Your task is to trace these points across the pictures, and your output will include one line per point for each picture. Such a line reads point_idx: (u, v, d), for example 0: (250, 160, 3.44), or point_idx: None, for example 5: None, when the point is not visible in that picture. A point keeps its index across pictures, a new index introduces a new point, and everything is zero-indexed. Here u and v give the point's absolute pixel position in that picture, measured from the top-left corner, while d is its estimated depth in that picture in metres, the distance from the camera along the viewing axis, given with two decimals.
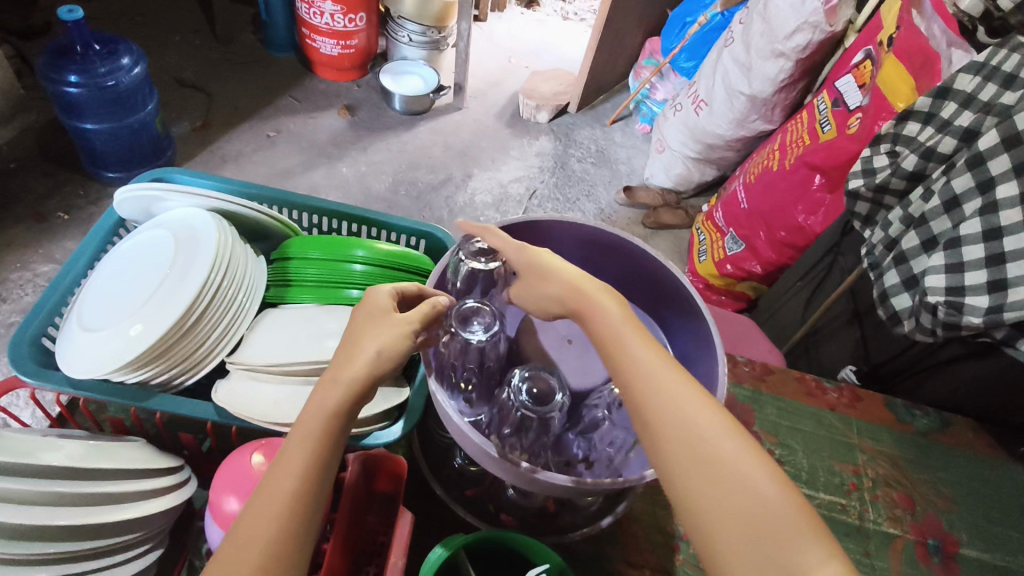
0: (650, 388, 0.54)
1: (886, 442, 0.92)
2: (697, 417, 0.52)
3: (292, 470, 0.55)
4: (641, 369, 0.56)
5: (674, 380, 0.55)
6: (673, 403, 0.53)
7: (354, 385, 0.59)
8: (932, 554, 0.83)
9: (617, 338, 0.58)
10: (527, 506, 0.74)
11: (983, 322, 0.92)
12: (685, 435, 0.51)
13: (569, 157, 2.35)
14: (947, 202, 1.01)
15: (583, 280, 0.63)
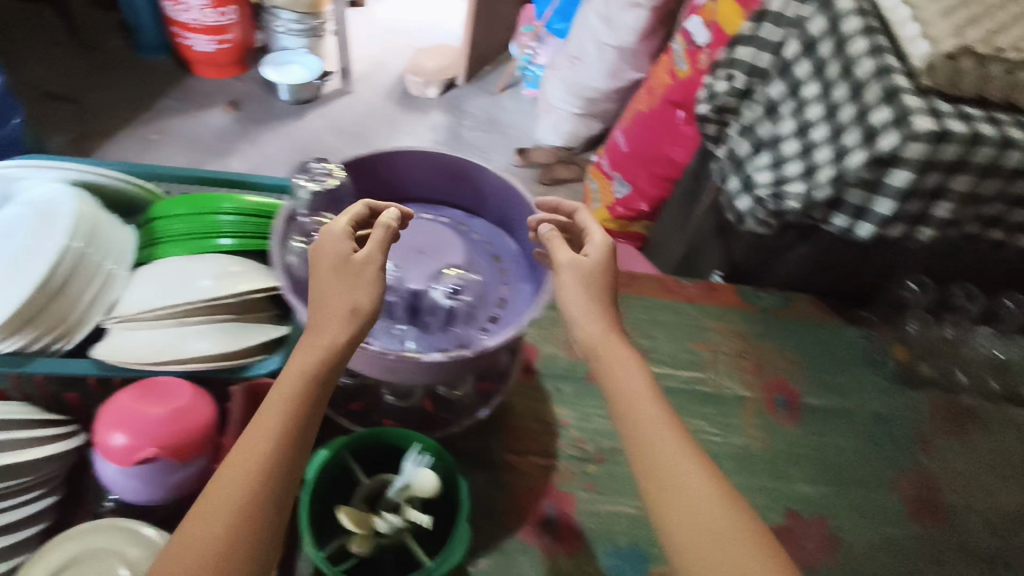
0: (659, 455, 0.59)
1: (736, 322, 1.08)
2: (710, 502, 0.57)
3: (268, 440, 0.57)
4: (658, 436, 0.60)
5: (682, 449, 0.60)
6: (676, 475, 0.58)
7: (331, 356, 0.61)
8: (780, 407, 0.98)
9: (629, 400, 0.63)
10: (406, 408, 0.87)
11: (801, 204, 1.05)
12: (686, 507, 0.57)
13: (461, 127, 2.45)
14: (768, 109, 1.15)
15: (609, 333, 0.67)
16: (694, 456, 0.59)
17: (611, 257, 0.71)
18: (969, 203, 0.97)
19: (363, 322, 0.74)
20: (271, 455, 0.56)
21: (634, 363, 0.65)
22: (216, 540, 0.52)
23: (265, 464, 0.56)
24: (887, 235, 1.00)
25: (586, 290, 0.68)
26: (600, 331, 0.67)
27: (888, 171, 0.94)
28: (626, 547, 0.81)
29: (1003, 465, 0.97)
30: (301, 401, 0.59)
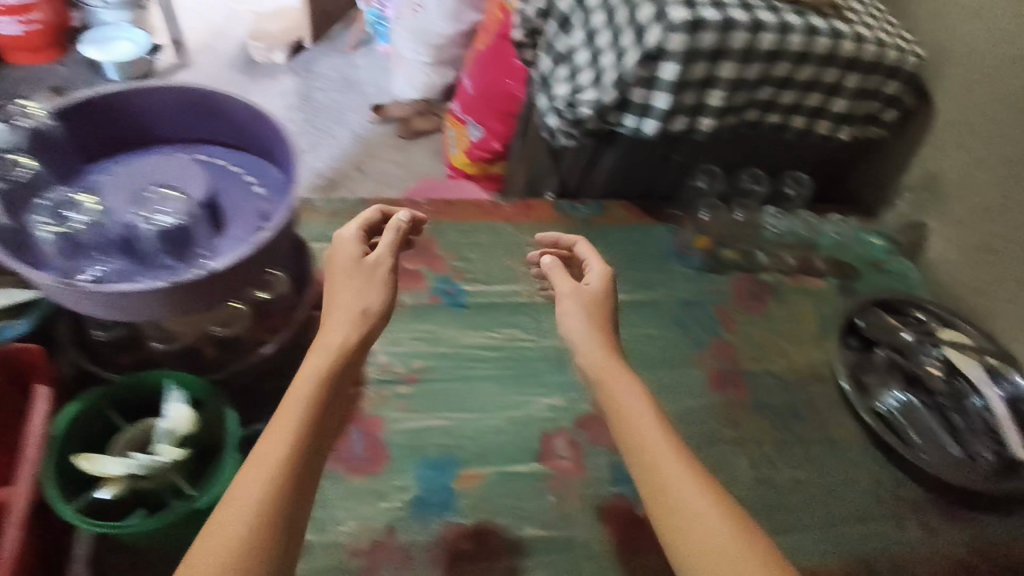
0: (659, 462, 0.60)
1: (552, 234, 1.11)
2: (705, 507, 0.57)
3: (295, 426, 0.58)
4: (649, 435, 0.62)
5: (673, 460, 0.60)
6: (677, 488, 0.58)
7: (344, 350, 0.64)
8: None
9: (639, 430, 0.63)
10: (176, 352, 0.79)
11: (593, 111, 1.06)
12: (672, 512, 0.58)
13: (313, 90, 2.36)
14: (562, 22, 1.15)
15: (611, 360, 0.68)
16: (679, 453, 0.61)
17: (608, 284, 0.76)
18: (741, 88, 1.02)
19: (63, 259, 0.71)
20: (302, 439, 0.57)
21: (635, 388, 0.66)
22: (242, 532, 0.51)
23: (293, 452, 0.56)
24: (672, 129, 1.03)
25: (589, 316, 0.72)
26: (603, 354, 0.69)
27: (658, 65, 0.98)
28: (434, 458, 0.82)
29: (797, 329, 1.07)
30: (336, 385, 0.62)
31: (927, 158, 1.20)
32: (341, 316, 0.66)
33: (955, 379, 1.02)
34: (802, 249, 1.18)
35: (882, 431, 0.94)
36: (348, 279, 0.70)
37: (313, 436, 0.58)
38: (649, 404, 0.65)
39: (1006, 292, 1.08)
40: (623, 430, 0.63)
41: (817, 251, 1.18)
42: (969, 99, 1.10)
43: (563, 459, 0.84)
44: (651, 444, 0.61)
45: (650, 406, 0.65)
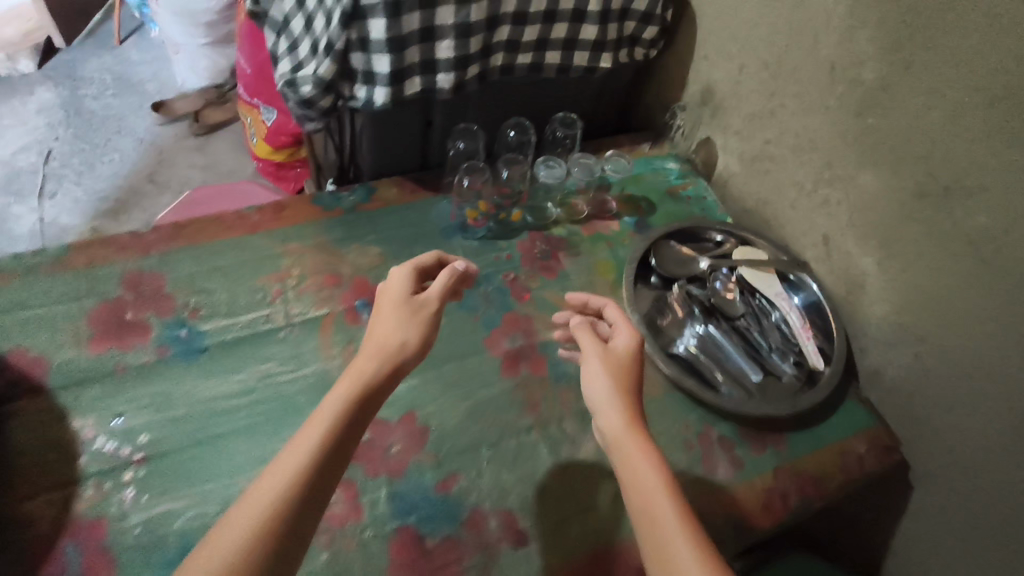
0: (647, 515, 0.56)
1: (311, 236, 0.97)
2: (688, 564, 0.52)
3: (303, 456, 0.56)
4: (641, 493, 0.57)
5: (668, 511, 0.56)
6: (668, 537, 0.54)
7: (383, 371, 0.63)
8: (361, 312, 0.91)
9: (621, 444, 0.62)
10: None
11: (315, 86, 0.91)
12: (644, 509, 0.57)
13: (81, 98, 1.98)
14: None
15: (631, 425, 0.63)
16: (672, 505, 0.56)
17: (634, 354, 0.70)
18: (474, 34, 0.90)
19: None
20: (294, 486, 0.54)
21: (642, 442, 0.61)
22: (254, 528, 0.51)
23: (290, 494, 0.53)
24: (407, 93, 0.92)
25: (606, 355, 0.69)
26: (623, 419, 0.63)
27: (366, 24, 0.84)
28: (176, 551, 0.69)
29: (595, 283, 1.01)
30: (338, 428, 0.58)
31: (698, 73, 1.16)
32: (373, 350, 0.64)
33: (749, 298, 1.01)
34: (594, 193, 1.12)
35: (680, 377, 0.91)
36: (382, 320, 0.68)
37: (303, 485, 0.54)
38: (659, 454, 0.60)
39: (788, 199, 1.06)
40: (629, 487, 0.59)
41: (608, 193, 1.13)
42: (718, 5, 1.07)
43: (335, 506, 0.74)
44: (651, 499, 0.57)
45: (649, 443, 0.61)
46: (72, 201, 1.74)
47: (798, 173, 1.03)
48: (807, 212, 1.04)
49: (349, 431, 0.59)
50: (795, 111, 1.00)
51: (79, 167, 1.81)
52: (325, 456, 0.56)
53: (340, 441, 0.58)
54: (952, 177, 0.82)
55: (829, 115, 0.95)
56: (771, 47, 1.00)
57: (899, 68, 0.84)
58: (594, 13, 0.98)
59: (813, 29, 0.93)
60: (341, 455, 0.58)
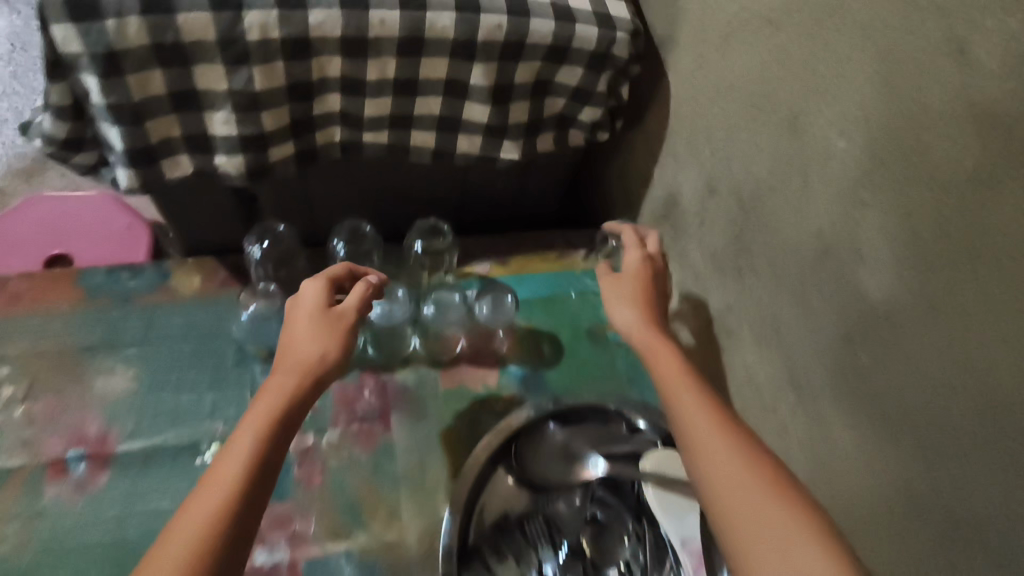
0: (695, 428, 0.50)
1: (49, 335, 0.72)
2: (745, 480, 0.45)
3: (279, 403, 0.51)
4: (687, 410, 0.51)
5: (701, 407, 0.51)
6: (702, 439, 0.49)
7: (346, 321, 0.59)
8: (71, 469, 0.66)
9: (662, 361, 0.56)
10: None
11: (47, 141, 0.61)
12: (692, 441, 0.49)
13: (33, 36, 1.77)
14: None
15: (650, 332, 0.59)
16: (704, 413, 0.50)
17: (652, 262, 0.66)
18: (266, 105, 0.58)
19: None
20: (283, 408, 0.51)
21: (661, 342, 0.59)
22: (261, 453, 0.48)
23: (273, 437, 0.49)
24: (172, 176, 0.61)
25: (638, 284, 0.64)
26: (642, 323, 0.61)
27: (81, 77, 0.54)
28: None
29: (426, 467, 0.72)
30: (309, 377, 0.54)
31: (662, 174, 0.80)
32: (291, 362, 0.54)
33: (646, 534, 0.69)
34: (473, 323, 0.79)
35: None
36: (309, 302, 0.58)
37: (282, 426, 0.50)
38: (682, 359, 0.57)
39: (739, 396, 0.72)
40: (666, 399, 0.53)
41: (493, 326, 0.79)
42: (693, 90, 0.71)
43: None
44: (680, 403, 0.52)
45: (671, 351, 0.58)
46: None
47: (757, 370, 0.68)
48: (757, 429, 0.69)
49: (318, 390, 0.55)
50: (767, 286, 0.65)
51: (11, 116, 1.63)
52: (302, 399, 0.53)
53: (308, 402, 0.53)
54: (968, 514, 0.46)
55: (806, 315, 0.60)
56: (749, 180, 0.65)
57: (921, 296, 0.48)
58: (482, 87, 0.64)
59: (805, 178, 0.57)
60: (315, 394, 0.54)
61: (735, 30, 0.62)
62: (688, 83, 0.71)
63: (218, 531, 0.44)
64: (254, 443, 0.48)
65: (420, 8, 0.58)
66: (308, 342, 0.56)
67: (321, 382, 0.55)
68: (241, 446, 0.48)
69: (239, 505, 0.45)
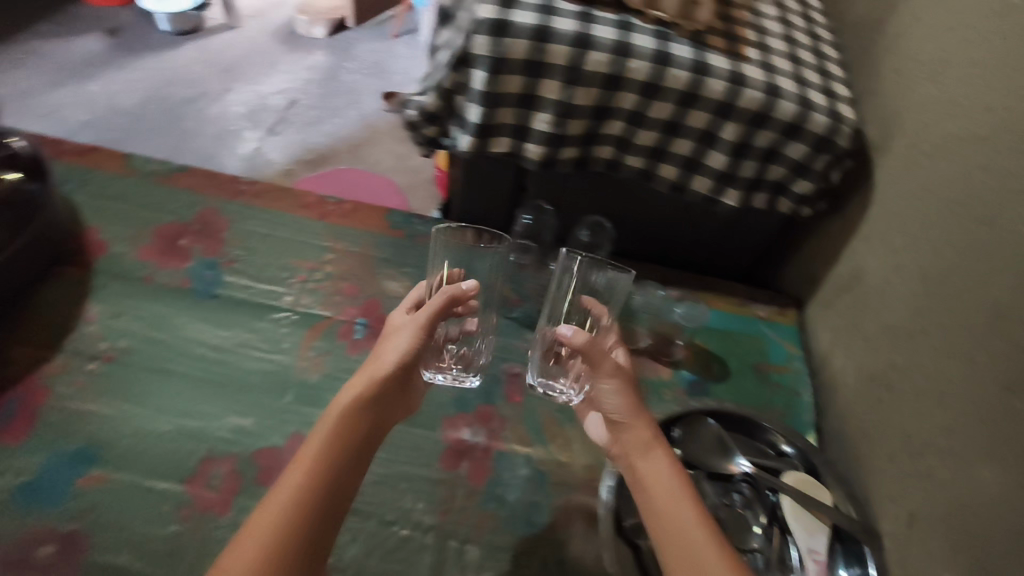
0: (659, 496, 0.60)
1: (362, 243, 1.00)
2: (703, 548, 0.56)
3: (339, 413, 0.61)
4: (659, 481, 0.61)
5: (677, 489, 0.61)
6: (677, 517, 0.59)
7: (417, 335, 0.69)
8: (356, 330, 0.90)
9: (655, 477, 0.62)
10: None
11: (419, 113, 0.93)
12: (662, 516, 0.59)
13: (342, 69, 2.32)
14: (444, 17, 1.04)
15: (638, 413, 0.66)
16: (670, 473, 0.62)
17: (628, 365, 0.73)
18: (576, 116, 0.84)
19: None
20: (344, 421, 0.60)
21: (651, 445, 0.64)
22: (316, 468, 0.56)
23: (335, 446, 0.59)
24: (494, 149, 0.88)
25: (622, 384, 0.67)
26: (626, 407, 0.66)
27: (470, 71, 0.83)
28: (70, 452, 0.75)
29: None
30: (383, 382, 0.64)
31: (851, 253, 0.95)
32: (365, 373, 0.65)
33: (774, 537, 0.77)
34: (545, 353, 0.81)
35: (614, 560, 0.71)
36: (404, 323, 0.72)
37: (339, 435, 0.59)
38: (663, 449, 0.64)
39: (887, 446, 0.81)
40: (647, 493, 0.62)
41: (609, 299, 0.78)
42: (896, 186, 0.86)
43: (212, 489, 0.75)
44: (654, 491, 0.61)
45: (653, 434, 0.65)
46: (286, 144, 2.04)
47: (910, 421, 0.78)
48: (899, 473, 0.78)
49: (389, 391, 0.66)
50: (934, 345, 0.76)
51: (310, 120, 2.13)
52: (366, 406, 0.62)
53: (383, 397, 0.65)
54: None
55: (968, 369, 0.71)
56: (936, 258, 0.78)
57: None
58: (728, 141, 0.85)
59: (990, 258, 0.70)
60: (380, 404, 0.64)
61: (950, 142, 0.78)
62: (896, 180, 0.87)
63: (301, 511, 0.54)
64: (320, 453, 0.58)
65: (704, 75, 0.81)
66: (386, 354, 0.67)
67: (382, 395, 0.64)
68: (310, 454, 0.57)
69: (301, 518, 0.53)
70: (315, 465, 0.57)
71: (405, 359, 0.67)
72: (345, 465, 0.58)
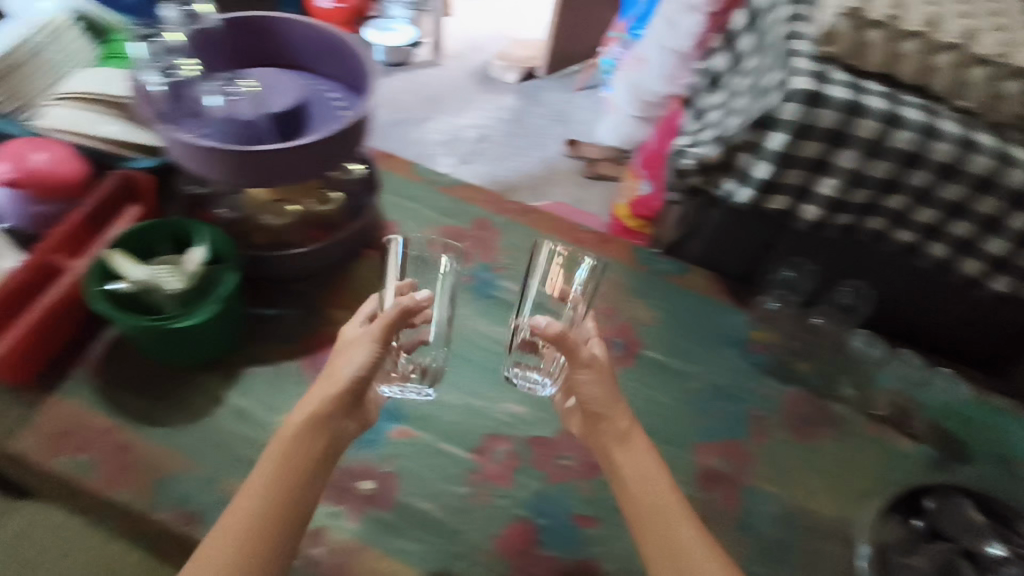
0: (636, 486, 0.68)
1: (615, 270, 1.08)
2: (688, 544, 0.64)
3: (288, 432, 0.67)
4: (646, 472, 0.69)
5: (665, 483, 0.68)
6: (660, 506, 0.67)
7: (368, 358, 0.72)
8: (613, 348, 0.97)
9: (643, 471, 0.69)
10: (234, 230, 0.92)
11: (695, 163, 1.01)
12: (654, 503, 0.67)
13: (530, 113, 2.52)
14: (712, 81, 1.13)
15: (622, 406, 0.73)
16: (655, 466, 0.70)
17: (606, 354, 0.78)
18: (865, 186, 0.90)
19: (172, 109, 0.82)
20: (294, 440, 0.66)
21: (636, 442, 0.71)
22: (264, 486, 0.63)
23: (297, 468, 0.65)
24: (770, 205, 0.96)
25: (604, 384, 0.74)
26: (604, 398, 0.73)
27: (767, 133, 0.90)
28: (382, 406, 0.86)
29: (844, 476, 0.89)
30: (335, 398, 0.70)
31: None
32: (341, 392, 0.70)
33: None
34: (519, 344, 0.81)
35: None
36: (359, 336, 0.75)
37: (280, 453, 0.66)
38: (648, 445, 0.71)
39: None
40: (620, 479, 0.69)
41: (574, 287, 0.81)
42: None
43: (495, 465, 0.82)
44: (623, 475, 0.69)
45: (630, 421, 0.73)
46: (476, 174, 2.26)
47: None
48: None
49: (338, 407, 0.70)
50: None
51: (497, 156, 2.33)
52: (307, 426, 0.67)
53: (341, 417, 0.70)
54: None
55: None
56: None
57: None
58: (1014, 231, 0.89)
59: None
60: (329, 420, 0.69)
61: None
62: None
63: (256, 526, 0.61)
64: (263, 474, 0.64)
65: (1006, 165, 0.85)
66: (336, 369, 0.72)
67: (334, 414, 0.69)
68: (257, 472, 0.65)
69: (251, 531, 0.61)
70: (263, 480, 0.64)
71: (384, 381, 0.71)
72: (294, 478, 0.64)
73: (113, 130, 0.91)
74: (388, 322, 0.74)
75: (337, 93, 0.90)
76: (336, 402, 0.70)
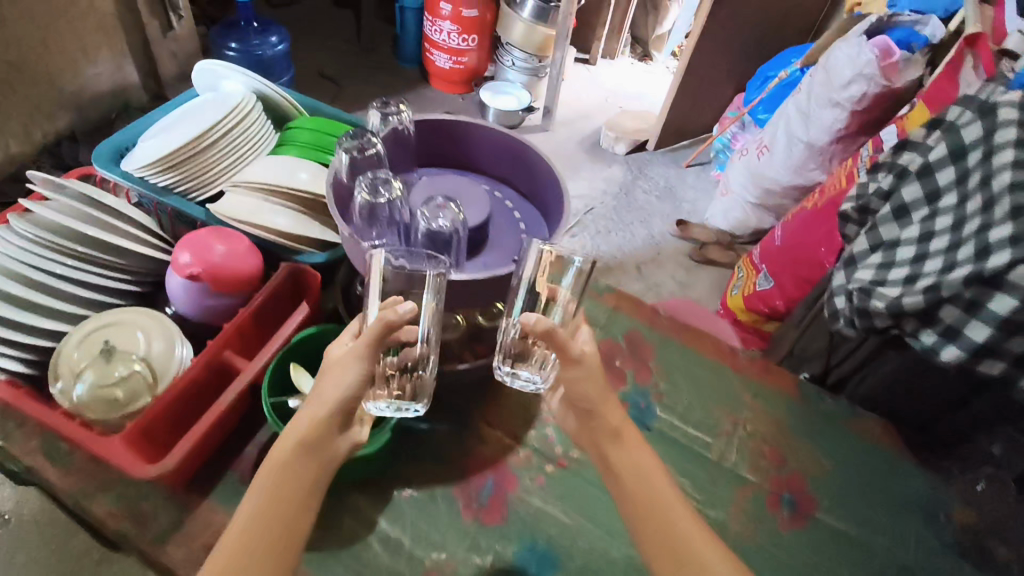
0: (638, 485, 0.63)
1: (779, 409, 0.96)
2: (696, 547, 0.59)
3: (268, 469, 0.59)
4: (643, 477, 0.64)
5: (664, 482, 0.64)
6: (666, 510, 0.62)
7: (350, 382, 0.63)
8: (784, 506, 0.86)
9: (641, 474, 0.64)
10: None
11: (887, 308, 0.93)
12: (657, 509, 0.62)
13: (636, 188, 2.45)
14: (896, 210, 1.05)
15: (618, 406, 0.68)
16: (656, 467, 0.65)
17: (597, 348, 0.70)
18: None
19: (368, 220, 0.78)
20: (272, 478, 0.59)
21: (635, 439, 0.67)
22: (243, 534, 0.55)
23: (269, 509, 0.57)
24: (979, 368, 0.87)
25: (598, 385, 0.68)
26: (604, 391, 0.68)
27: (993, 296, 0.82)
28: (538, 551, 0.78)
29: None
30: (312, 424, 0.62)
31: None
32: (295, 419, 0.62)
33: None
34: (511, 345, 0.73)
35: None
36: (343, 352, 0.65)
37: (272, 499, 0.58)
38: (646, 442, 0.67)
39: None
40: (618, 485, 0.64)
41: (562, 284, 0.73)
42: None
43: None
44: (620, 482, 0.64)
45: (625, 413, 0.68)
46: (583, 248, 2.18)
47: None
48: None
49: (322, 436, 0.62)
50: None
51: (603, 231, 2.26)
52: (285, 462, 0.60)
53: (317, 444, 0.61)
54: None
55: None
56: None
57: None
58: None
59: None
60: (316, 449, 0.61)
61: None
62: None
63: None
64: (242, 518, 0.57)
65: None
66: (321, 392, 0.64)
67: (316, 443, 0.61)
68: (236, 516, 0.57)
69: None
70: (246, 530, 0.56)
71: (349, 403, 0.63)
72: (276, 524, 0.57)
73: (278, 222, 0.89)
74: (372, 339, 0.63)
75: (522, 212, 0.90)
76: (305, 429, 0.62)
